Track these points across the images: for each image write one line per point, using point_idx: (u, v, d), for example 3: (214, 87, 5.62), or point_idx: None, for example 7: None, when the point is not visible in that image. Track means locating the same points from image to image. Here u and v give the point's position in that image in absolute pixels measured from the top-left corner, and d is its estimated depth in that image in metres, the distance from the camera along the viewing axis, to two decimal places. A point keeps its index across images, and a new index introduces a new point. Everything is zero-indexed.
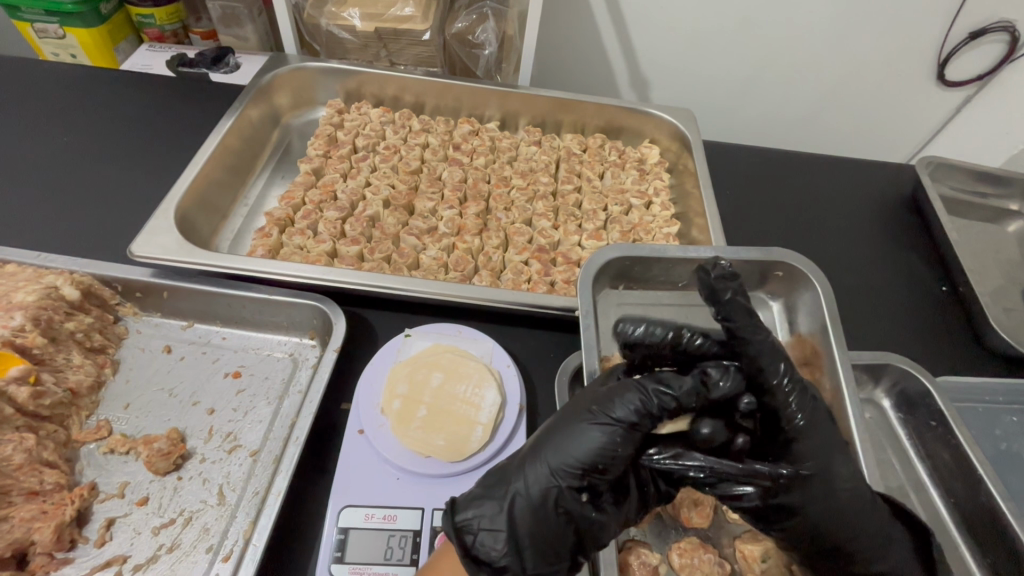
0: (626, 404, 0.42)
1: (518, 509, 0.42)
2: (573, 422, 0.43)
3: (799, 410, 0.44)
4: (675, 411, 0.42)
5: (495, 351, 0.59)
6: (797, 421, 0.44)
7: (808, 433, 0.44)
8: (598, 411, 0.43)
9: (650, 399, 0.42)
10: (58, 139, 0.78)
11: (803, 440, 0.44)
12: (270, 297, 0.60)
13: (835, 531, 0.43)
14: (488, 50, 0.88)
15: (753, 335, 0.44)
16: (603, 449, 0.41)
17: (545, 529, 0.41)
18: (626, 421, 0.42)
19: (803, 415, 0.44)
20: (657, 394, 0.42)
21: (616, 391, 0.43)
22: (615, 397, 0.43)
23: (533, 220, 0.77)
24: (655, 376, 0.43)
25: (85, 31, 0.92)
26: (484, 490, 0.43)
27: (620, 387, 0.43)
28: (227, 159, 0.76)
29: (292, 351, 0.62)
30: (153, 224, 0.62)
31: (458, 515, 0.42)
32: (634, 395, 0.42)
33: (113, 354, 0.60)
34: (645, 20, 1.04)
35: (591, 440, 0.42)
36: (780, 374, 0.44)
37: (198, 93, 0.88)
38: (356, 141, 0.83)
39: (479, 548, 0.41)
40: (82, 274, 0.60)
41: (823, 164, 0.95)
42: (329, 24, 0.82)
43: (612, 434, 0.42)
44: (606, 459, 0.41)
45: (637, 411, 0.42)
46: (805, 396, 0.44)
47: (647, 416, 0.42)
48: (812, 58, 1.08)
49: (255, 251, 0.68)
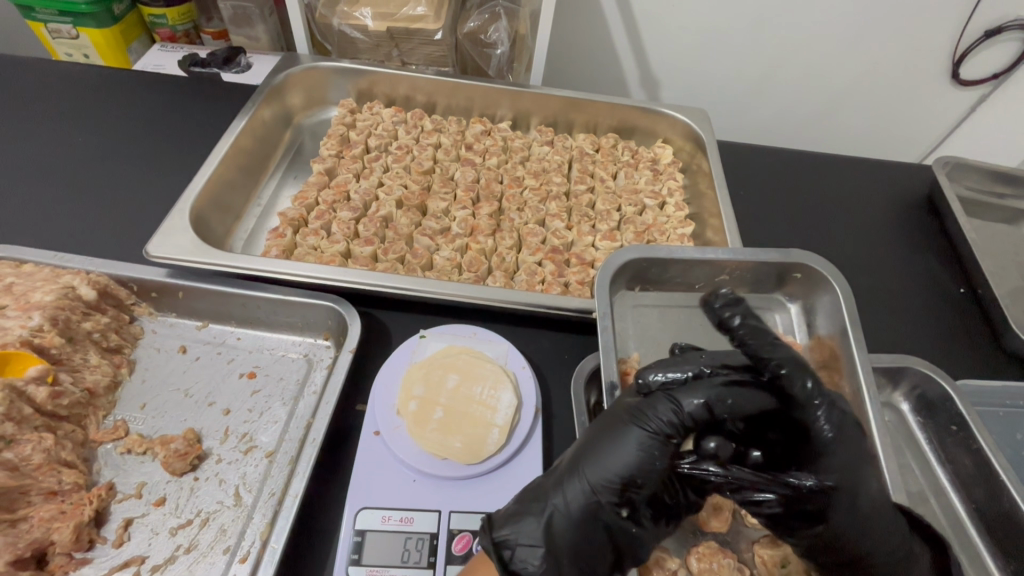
0: (659, 414, 0.42)
1: (556, 524, 0.42)
2: (610, 434, 0.43)
3: (827, 421, 0.42)
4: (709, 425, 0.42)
5: (510, 352, 0.59)
6: (826, 433, 0.42)
7: (835, 446, 0.42)
8: (633, 424, 0.43)
9: (682, 410, 0.42)
10: (71, 139, 0.78)
11: (832, 453, 0.42)
12: (286, 298, 0.60)
13: (856, 540, 0.42)
14: (500, 49, 0.89)
15: (771, 353, 0.43)
16: (640, 461, 0.41)
17: (585, 544, 0.41)
18: (660, 433, 0.42)
19: (831, 427, 0.42)
20: (691, 406, 0.42)
21: (648, 403, 0.43)
22: (648, 407, 0.43)
23: (546, 221, 0.76)
24: (688, 389, 0.43)
25: (97, 32, 0.95)
26: (521, 506, 0.43)
27: (651, 399, 0.43)
28: (240, 159, 0.76)
29: (307, 352, 0.62)
30: (168, 224, 0.62)
31: (495, 531, 0.42)
32: (666, 406, 0.42)
33: (129, 354, 0.59)
34: (657, 20, 1.04)
35: (629, 454, 0.42)
36: (809, 390, 0.42)
37: (211, 93, 0.88)
38: (369, 141, 0.83)
39: (518, 562, 0.41)
40: (99, 274, 0.60)
41: (838, 164, 0.94)
42: (341, 23, 0.83)
43: (649, 446, 0.42)
44: (644, 473, 0.42)
45: (671, 422, 0.42)
46: (833, 407, 0.42)
47: (681, 427, 0.42)
48: (825, 57, 1.08)
49: (268, 252, 0.67)
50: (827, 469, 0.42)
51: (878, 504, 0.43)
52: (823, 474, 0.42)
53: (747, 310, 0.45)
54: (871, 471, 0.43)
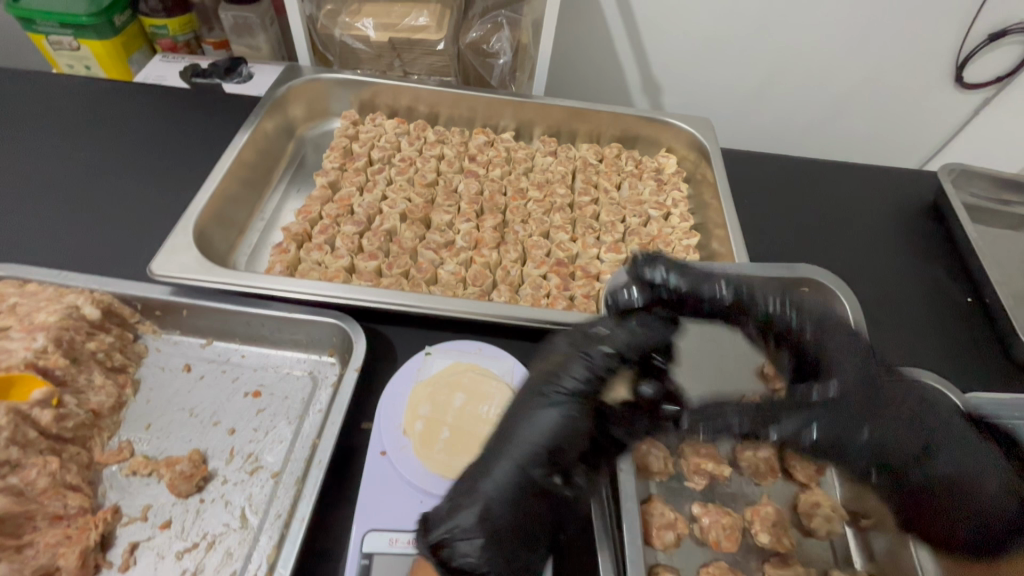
0: (574, 373, 0.45)
1: (491, 510, 0.41)
2: (528, 404, 0.45)
3: (796, 319, 0.49)
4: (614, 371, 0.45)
5: (516, 368, 0.58)
6: (804, 330, 0.49)
7: (822, 347, 0.48)
8: (549, 389, 0.45)
9: (590, 360, 0.45)
10: (75, 153, 0.78)
11: (822, 358, 0.48)
12: (290, 315, 0.59)
13: (937, 455, 0.44)
14: (502, 59, 0.89)
15: (702, 285, 0.49)
16: (563, 422, 0.43)
17: (523, 520, 0.41)
18: (574, 390, 0.45)
19: (808, 325, 0.49)
20: (601, 357, 0.45)
21: (562, 366, 0.46)
22: (558, 363, 0.46)
23: (550, 233, 0.76)
24: (597, 341, 0.46)
25: (99, 43, 0.95)
26: (453, 500, 0.42)
27: (565, 361, 0.46)
28: (243, 173, 0.76)
29: (311, 369, 0.62)
30: (172, 241, 0.62)
31: (432, 535, 0.41)
32: (580, 364, 0.45)
33: (133, 374, 0.59)
34: (659, 27, 1.04)
35: (551, 419, 0.43)
36: (757, 300, 0.49)
37: (213, 105, 0.88)
38: (372, 153, 0.82)
39: (460, 560, 0.40)
40: (102, 293, 0.59)
41: (843, 172, 0.94)
42: (343, 34, 0.83)
43: (565, 401, 0.44)
44: (568, 434, 0.43)
45: (586, 377, 0.45)
46: (793, 307, 0.49)
47: (597, 378, 0.45)
48: (827, 61, 1.07)
49: (273, 267, 0.67)
50: (834, 376, 0.46)
51: (910, 401, 0.45)
52: (833, 387, 0.44)
53: (662, 262, 0.51)
54: (877, 372, 0.46)
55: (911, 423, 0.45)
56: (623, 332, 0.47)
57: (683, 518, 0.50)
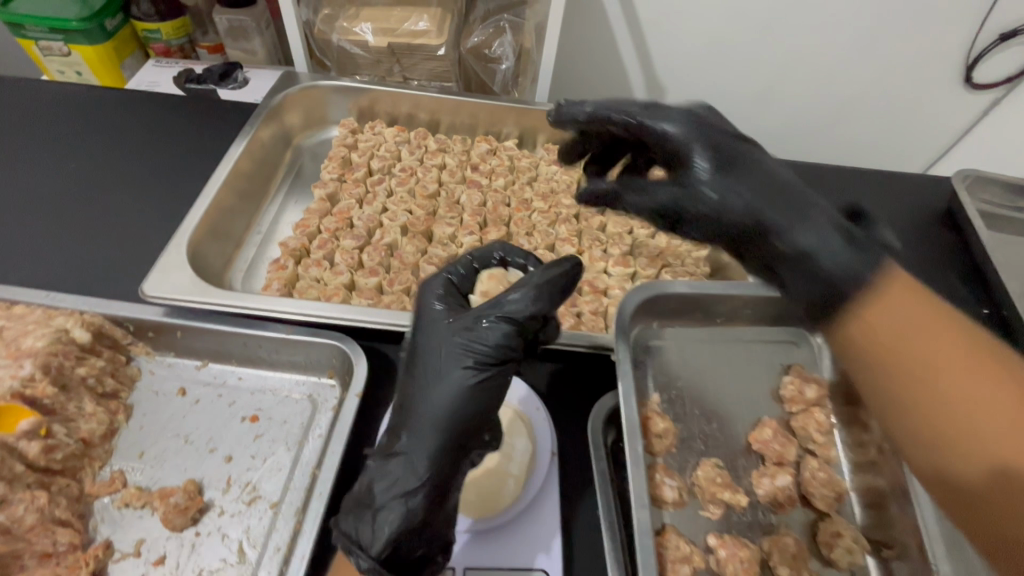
0: (486, 343, 0.43)
1: (418, 502, 0.41)
2: (439, 380, 0.44)
3: (666, 120, 0.51)
4: (508, 346, 0.43)
5: (524, 392, 0.56)
6: (667, 131, 0.51)
7: (675, 140, 0.50)
8: (462, 364, 0.43)
9: (479, 339, 0.43)
10: (65, 164, 0.76)
11: (674, 146, 0.50)
12: (288, 336, 0.57)
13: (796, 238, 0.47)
14: (505, 64, 0.86)
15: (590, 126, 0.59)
16: (479, 394, 0.44)
17: (451, 495, 0.43)
18: (488, 360, 0.44)
19: (667, 121, 0.51)
20: (512, 324, 0.44)
21: (471, 337, 0.44)
22: (450, 343, 0.44)
23: (556, 246, 0.74)
24: (504, 302, 0.44)
25: (90, 48, 0.92)
26: (380, 501, 0.42)
27: (472, 329, 0.44)
28: (239, 184, 0.74)
29: (311, 392, 0.60)
30: (165, 260, 0.60)
31: (365, 550, 0.40)
32: (491, 331, 0.43)
33: (125, 399, 0.57)
34: (663, 28, 1.01)
35: (465, 394, 0.43)
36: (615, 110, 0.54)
37: (208, 112, 0.85)
38: (372, 163, 0.80)
39: (399, 553, 0.41)
40: (92, 314, 0.57)
41: (854, 178, 0.92)
42: (341, 39, 0.80)
43: (466, 386, 0.43)
44: (484, 404, 0.44)
45: (499, 346, 0.44)
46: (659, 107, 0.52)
47: (510, 346, 0.44)
48: (835, 63, 1.05)
49: (270, 285, 0.65)
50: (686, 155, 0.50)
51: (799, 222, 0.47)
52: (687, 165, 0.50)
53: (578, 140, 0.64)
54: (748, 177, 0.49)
55: (791, 214, 0.48)
56: (506, 300, 0.44)
57: (699, 551, 0.48)
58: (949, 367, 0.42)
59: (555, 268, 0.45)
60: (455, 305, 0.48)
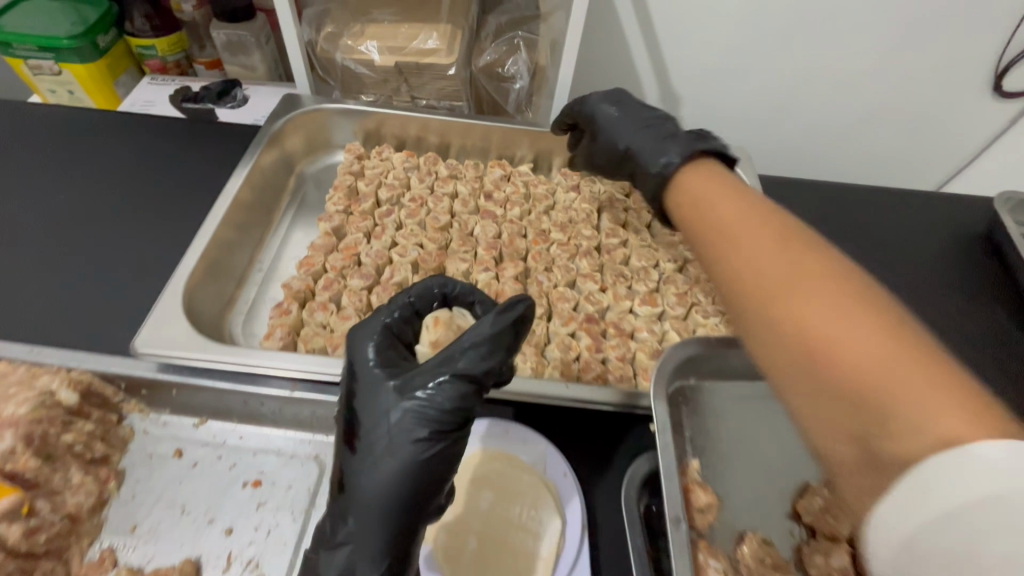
0: (437, 409, 0.40)
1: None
2: (387, 453, 0.41)
3: (608, 107, 0.68)
4: (463, 410, 0.41)
5: (550, 455, 0.52)
6: (612, 117, 0.67)
7: (614, 122, 0.66)
8: (411, 436, 0.40)
9: (430, 406, 0.40)
10: (54, 197, 0.71)
11: (617, 126, 0.66)
12: (292, 394, 0.53)
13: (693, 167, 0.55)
14: (519, 83, 0.81)
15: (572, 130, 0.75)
16: (430, 466, 0.41)
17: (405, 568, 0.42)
18: (440, 430, 0.40)
19: (608, 109, 0.68)
20: (462, 386, 0.41)
21: (419, 403, 0.41)
22: (397, 413, 0.41)
23: (578, 282, 0.69)
24: (454, 360, 0.41)
25: (81, 67, 0.87)
26: None
27: (420, 393, 0.41)
28: (238, 216, 0.69)
29: (318, 452, 0.55)
30: (160, 313, 0.55)
31: None
32: (443, 394, 0.41)
33: (117, 464, 0.53)
34: (683, 39, 0.96)
35: (416, 467, 0.40)
36: (578, 111, 0.71)
37: (205, 137, 0.80)
38: (380, 193, 0.75)
39: None
40: (80, 372, 0.53)
41: (889, 201, 0.86)
42: (345, 58, 0.75)
43: (416, 460, 0.40)
44: (437, 475, 0.41)
45: (450, 412, 0.41)
46: (605, 101, 0.68)
47: (463, 409, 0.41)
48: (864, 75, 0.99)
49: (272, 332, 0.60)
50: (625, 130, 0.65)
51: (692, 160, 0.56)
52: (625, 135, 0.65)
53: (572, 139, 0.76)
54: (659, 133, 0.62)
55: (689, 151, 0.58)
56: (455, 359, 0.41)
57: None
58: (744, 247, 0.43)
59: (505, 316, 0.43)
60: (396, 362, 0.44)
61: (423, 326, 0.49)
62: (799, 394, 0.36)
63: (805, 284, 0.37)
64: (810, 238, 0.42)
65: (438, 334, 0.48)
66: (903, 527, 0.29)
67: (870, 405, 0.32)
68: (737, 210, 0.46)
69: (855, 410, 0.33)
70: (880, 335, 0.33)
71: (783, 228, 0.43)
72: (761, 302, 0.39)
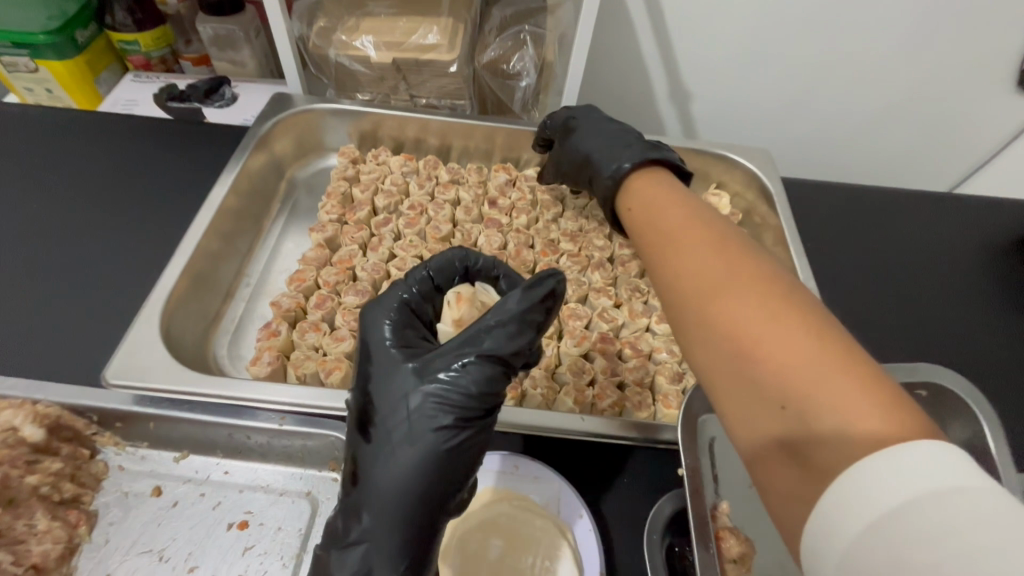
0: (460, 393, 0.36)
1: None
2: (406, 442, 0.36)
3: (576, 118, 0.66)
4: (490, 394, 0.37)
5: (565, 495, 0.47)
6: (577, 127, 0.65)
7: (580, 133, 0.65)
8: (431, 422, 0.36)
9: (454, 390, 0.36)
10: (26, 206, 0.66)
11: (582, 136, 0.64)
12: (280, 429, 0.48)
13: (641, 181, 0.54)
14: (525, 80, 0.76)
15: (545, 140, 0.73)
16: (453, 456, 0.37)
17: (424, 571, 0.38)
18: (462, 415, 0.36)
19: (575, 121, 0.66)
20: (488, 367, 0.37)
21: (440, 386, 0.36)
22: (416, 398, 0.37)
23: (590, 297, 0.64)
24: (477, 340, 0.37)
25: (59, 64, 0.82)
26: None
27: (441, 376, 0.37)
28: (224, 225, 0.64)
29: (310, 488, 0.51)
30: (134, 338, 0.50)
31: None
32: (467, 376, 0.36)
33: (89, 505, 0.48)
34: (698, 33, 0.90)
35: (437, 458, 0.36)
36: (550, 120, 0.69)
37: (189, 138, 0.75)
38: (376, 201, 0.70)
39: None
40: (47, 404, 0.48)
41: (920, 205, 0.81)
42: (339, 55, 0.69)
43: (437, 448, 0.36)
44: (461, 464, 0.37)
45: (476, 396, 0.36)
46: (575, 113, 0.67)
47: (489, 392, 0.37)
48: (887, 69, 0.93)
49: (260, 356, 0.55)
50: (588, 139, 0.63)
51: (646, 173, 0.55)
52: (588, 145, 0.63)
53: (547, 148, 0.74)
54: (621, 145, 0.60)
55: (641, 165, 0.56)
56: (479, 338, 0.37)
57: None
58: (685, 236, 0.42)
59: (534, 292, 0.38)
60: (414, 342, 0.40)
61: (445, 303, 0.44)
62: (723, 387, 0.34)
63: (736, 279, 0.36)
64: (742, 237, 0.41)
65: (461, 312, 0.43)
66: (843, 536, 0.27)
67: (798, 406, 0.30)
68: (679, 212, 0.46)
69: (785, 416, 0.31)
70: (805, 339, 0.32)
71: (718, 224, 0.42)
72: (690, 289, 0.38)
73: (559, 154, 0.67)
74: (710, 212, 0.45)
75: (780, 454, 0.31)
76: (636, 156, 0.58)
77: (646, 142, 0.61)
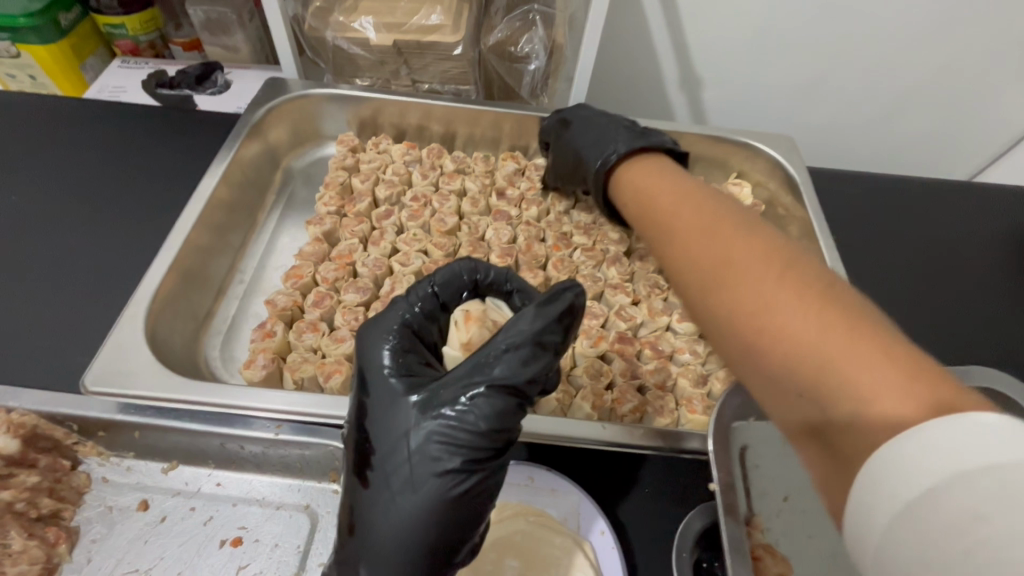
0: (465, 432, 0.33)
1: None
2: (407, 486, 0.33)
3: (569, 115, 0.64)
4: (501, 430, 0.33)
5: (585, 507, 0.44)
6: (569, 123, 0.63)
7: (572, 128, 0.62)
8: (433, 464, 0.33)
9: (459, 428, 0.32)
10: (4, 199, 0.62)
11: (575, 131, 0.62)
12: (276, 437, 0.44)
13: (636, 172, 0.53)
14: (535, 63, 0.71)
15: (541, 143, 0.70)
16: (459, 500, 0.33)
17: None
18: (469, 455, 0.33)
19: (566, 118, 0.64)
20: (498, 401, 0.33)
21: (444, 423, 0.33)
22: (419, 435, 0.33)
23: (605, 294, 0.60)
24: (485, 371, 0.33)
25: (42, 49, 0.77)
26: None
27: (444, 412, 0.33)
28: (215, 219, 0.60)
29: (308, 501, 0.47)
30: (116, 340, 0.47)
31: None
32: (474, 412, 0.33)
33: (69, 521, 0.45)
34: (715, 15, 0.85)
35: (440, 503, 0.33)
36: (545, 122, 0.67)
37: (178, 126, 0.71)
38: (377, 191, 0.66)
39: None
40: (24, 413, 0.45)
41: (954, 195, 0.76)
42: (336, 37, 0.65)
43: (440, 492, 0.33)
44: (469, 509, 0.34)
45: (483, 434, 0.33)
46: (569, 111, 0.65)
47: (499, 428, 0.33)
48: (913, 53, 0.88)
49: (254, 359, 0.52)
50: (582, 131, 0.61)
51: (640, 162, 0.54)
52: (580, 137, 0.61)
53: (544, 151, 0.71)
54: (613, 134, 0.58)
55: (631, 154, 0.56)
56: (487, 368, 0.33)
57: None
58: (693, 223, 0.43)
59: (549, 311, 0.34)
60: (417, 369, 0.36)
61: (452, 324, 0.40)
62: (746, 369, 0.35)
63: (748, 260, 0.36)
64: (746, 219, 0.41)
65: (470, 334, 0.38)
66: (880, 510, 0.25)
67: (816, 394, 0.30)
68: (675, 197, 0.47)
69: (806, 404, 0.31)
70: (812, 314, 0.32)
71: (722, 207, 0.43)
72: (704, 273, 0.39)
73: (554, 157, 0.64)
74: (710, 195, 0.46)
75: (814, 443, 0.31)
76: (626, 142, 0.56)
77: (632, 128, 0.59)
